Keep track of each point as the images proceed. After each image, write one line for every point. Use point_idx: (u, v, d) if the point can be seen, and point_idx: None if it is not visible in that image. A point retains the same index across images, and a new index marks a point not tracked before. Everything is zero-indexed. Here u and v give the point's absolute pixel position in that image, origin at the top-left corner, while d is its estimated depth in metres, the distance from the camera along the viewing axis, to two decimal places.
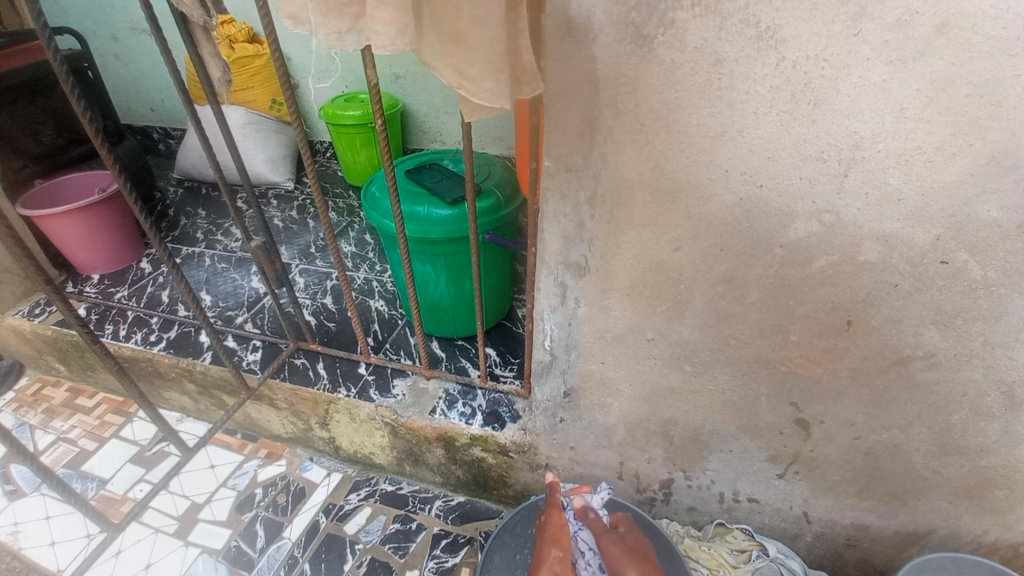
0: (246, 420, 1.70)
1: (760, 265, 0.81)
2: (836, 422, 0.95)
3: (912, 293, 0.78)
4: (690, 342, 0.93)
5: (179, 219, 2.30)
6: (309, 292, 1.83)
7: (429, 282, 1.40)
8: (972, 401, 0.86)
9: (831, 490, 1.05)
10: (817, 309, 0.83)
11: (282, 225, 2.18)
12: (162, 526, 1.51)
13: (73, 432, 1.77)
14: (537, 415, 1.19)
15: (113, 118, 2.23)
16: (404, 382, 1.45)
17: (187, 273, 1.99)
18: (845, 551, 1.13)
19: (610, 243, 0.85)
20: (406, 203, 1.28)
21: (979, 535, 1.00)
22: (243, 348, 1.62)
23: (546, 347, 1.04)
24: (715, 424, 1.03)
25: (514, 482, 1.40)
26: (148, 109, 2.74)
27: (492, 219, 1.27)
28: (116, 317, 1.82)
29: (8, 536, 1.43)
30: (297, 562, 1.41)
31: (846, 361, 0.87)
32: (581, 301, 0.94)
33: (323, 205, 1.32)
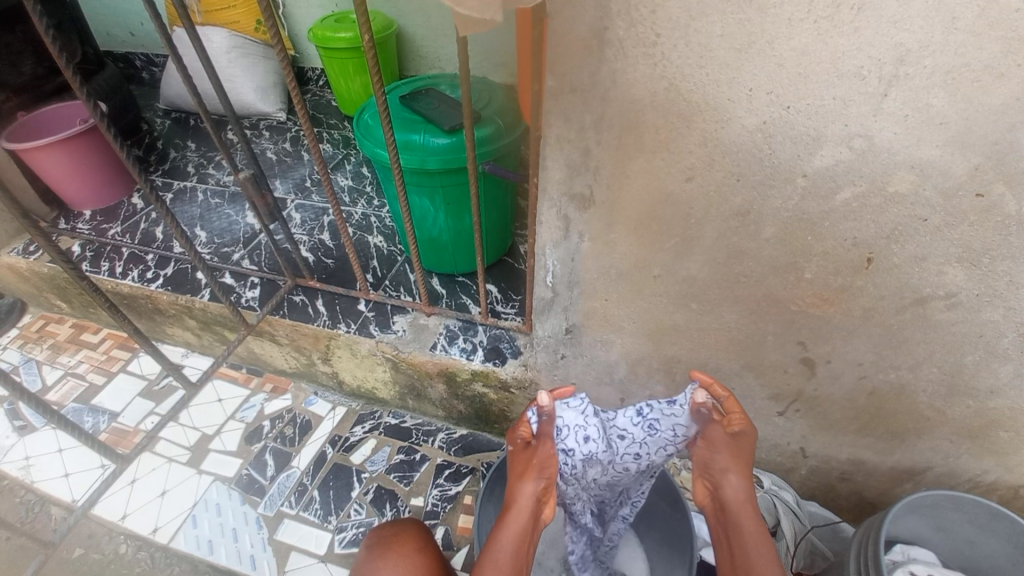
0: (250, 355, 1.70)
1: (778, 197, 0.76)
2: (844, 361, 0.93)
3: (941, 228, 0.73)
4: (698, 279, 0.89)
5: (168, 152, 2.21)
6: (306, 228, 1.78)
7: (427, 216, 1.35)
8: (989, 342, 0.83)
9: (831, 427, 1.05)
10: (835, 245, 0.79)
11: (276, 158, 2.10)
12: (175, 456, 1.56)
13: (81, 367, 1.79)
14: (538, 352, 1.18)
15: (92, 45, 2.08)
16: (404, 319, 1.43)
17: (180, 208, 1.94)
18: (839, 484, 1.16)
19: (617, 173, 0.79)
20: (400, 131, 1.21)
21: (975, 471, 1.01)
22: (241, 285, 1.60)
23: (548, 284, 1.01)
24: (720, 362, 1.01)
25: (516, 416, 1.42)
26: (129, 34, 2.57)
27: (491, 148, 1.20)
28: (111, 254, 1.79)
29: (21, 471, 1.50)
30: (307, 489, 1.46)
31: (861, 300, 0.84)
32: (585, 236, 0.90)
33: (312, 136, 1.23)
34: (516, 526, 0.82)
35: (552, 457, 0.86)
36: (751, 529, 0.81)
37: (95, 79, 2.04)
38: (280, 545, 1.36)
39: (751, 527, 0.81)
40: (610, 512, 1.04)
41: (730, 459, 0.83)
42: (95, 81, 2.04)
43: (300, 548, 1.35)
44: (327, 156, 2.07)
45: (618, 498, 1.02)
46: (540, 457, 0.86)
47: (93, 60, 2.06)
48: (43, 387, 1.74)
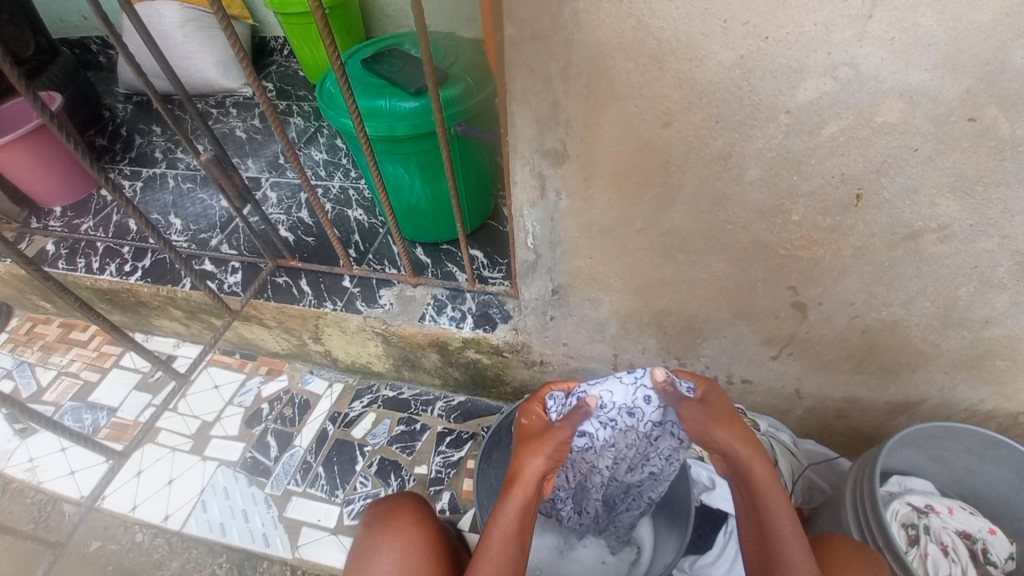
0: (241, 340, 1.68)
1: (761, 137, 0.72)
2: (836, 302, 0.91)
3: (933, 157, 0.70)
4: (682, 229, 0.86)
5: (133, 138, 2.11)
6: (283, 206, 1.73)
7: (403, 185, 1.31)
8: (983, 273, 0.81)
9: (824, 368, 1.04)
10: (823, 183, 0.75)
11: (245, 136, 2.01)
12: (178, 445, 1.56)
13: (74, 366, 1.77)
14: (527, 315, 1.16)
15: (44, 34, 1.97)
16: (391, 292, 1.40)
17: (151, 196, 1.87)
18: (834, 421, 1.16)
19: (591, 124, 0.75)
20: (365, 98, 1.15)
21: (970, 400, 1.02)
22: (222, 271, 1.55)
23: (529, 246, 0.98)
24: (710, 312, 1.00)
25: (512, 380, 1.41)
26: (81, 17, 2.41)
27: (461, 109, 1.14)
28: (86, 249, 1.73)
29: (26, 473, 1.51)
30: (312, 466, 1.47)
31: (851, 239, 0.81)
32: (563, 193, 0.86)
33: (275, 117, 1.15)
34: (522, 501, 0.81)
35: (564, 441, 0.85)
36: (758, 469, 0.81)
37: (49, 70, 1.93)
38: (291, 521, 1.38)
39: (763, 472, 0.80)
40: (619, 507, 1.07)
41: (707, 418, 0.84)
42: (49, 72, 1.93)
43: (310, 523, 1.37)
44: (298, 130, 1.99)
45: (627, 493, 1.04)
46: (547, 437, 0.86)
47: (46, 49, 1.95)
48: (38, 388, 1.72)
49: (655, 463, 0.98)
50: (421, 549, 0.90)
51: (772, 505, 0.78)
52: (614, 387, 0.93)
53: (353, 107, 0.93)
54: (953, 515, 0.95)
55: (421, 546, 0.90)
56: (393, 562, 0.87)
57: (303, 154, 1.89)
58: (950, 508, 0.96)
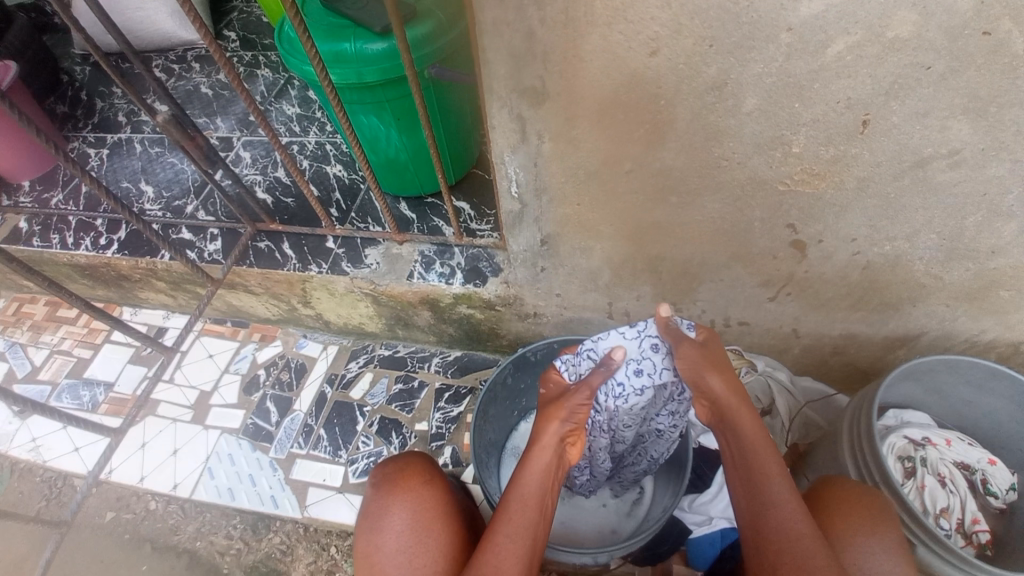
0: (230, 308, 1.65)
1: (760, 61, 0.65)
2: (837, 239, 0.88)
3: (946, 76, 0.64)
4: (675, 168, 0.81)
5: (93, 101, 1.98)
6: (257, 166, 1.64)
7: (379, 136, 1.24)
8: (992, 200, 0.77)
9: (823, 306, 1.02)
10: (827, 110, 0.70)
11: (211, 93, 1.89)
12: (179, 416, 1.55)
13: (65, 344, 1.74)
14: (517, 267, 1.12)
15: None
16: (377, 251, 1.36)
17: (118, 163, 1.78)
18: (832, 358, 1.15)
19: (571, 56, 0.68)
20: (328, 41, 1.05)
21: (971, 331, 1.00)
22: (200, 238, 1.50)
23: (513, 195, 0.93)
24: (706, 255, 0.96)
25: (507, 333, 1.38)
26: None
27: (432, 49, 1.05)
28: (59, 224, 1.66)
29: (30, 453, 1.51)
30: (313, 429, 1.47)
31: (855, 170, 0.76)
32: (545, 136, 0.80)
33: (229, 69, 0.98)
34: (541, 468, 0.81)
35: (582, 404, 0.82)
36: (744, 422, 0.80)
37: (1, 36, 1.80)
38: (297, 483, 1.40)
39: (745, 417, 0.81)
40: (629, 463, 1.04)
41: (704, 360, 0.81)
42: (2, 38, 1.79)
43: (316, 484, 1.39)
44: (267, 83, 1.87)
45: (640, 452, 1.01)
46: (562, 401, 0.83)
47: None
48: (33, 368, 1.70)
49: (663, 420, 0.94)
50: (434, 510, 0.87)
51: (756, 451, 0.79)
52: (617, 344, 0.87)
53: (314, 54, 0.85)
54: (951, 447, 0.95)
55: (433, 506, 0.87)
56: (406, 524, 0.84)
57: (274, 109, 1.78)
58: (948, 441, 0.96)
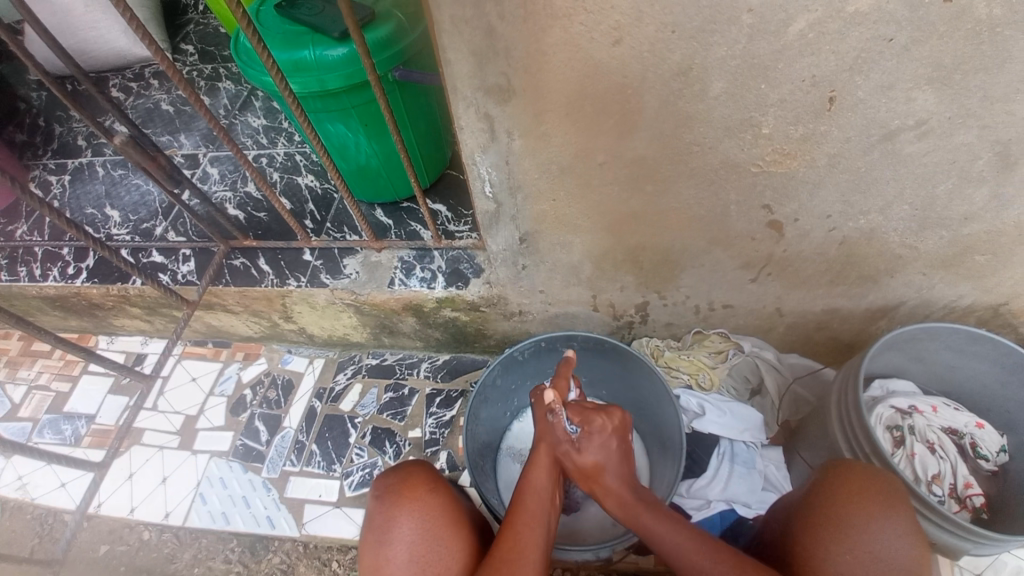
0: (210, 329, 1.61)
1: (724, 44, 0.65)
2: (813, 216, 0.88)
3: (908, 48, 0.64)
4: (647, 158, 0.80)
5: (51, 126, 1.91)
6: (226, 182, 1.61)
7: (348, 143, 1.22)
8: (961, 168, 0.78)
9: (804, 284, 1.02)
10: (794, 89, 0.70)
11: (173, 110, 1.84)
12: (166, 443, 1.51)
13: (42, 378, 1.69)
14: (498, 267, 1.11)
15: None
16: (355, 260, 1.33)
17: (81, 189, 1.72)
18: (816, 334, 1.16)
19: (534, 50, 0.67)
20: (287, 50, 1.03)
21: (948, 297, 1.01)
22: (173, 260, 1.45)
23: (488, 195, 0.92)
24: (686, 242, 0.96)
25: (493, 333, 1.37)
26: None
27: (395, 51, 1.03)
28: (25, 256, 1.59)
29: (18, 492, 1.46)
30: (305, 445, 1.45)
31: (826, 146, 0.77)
32: (514, 133, 0.79)
33: (195, 97, 0.98)
34: (538, 491, 0.86)
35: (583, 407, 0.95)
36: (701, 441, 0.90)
37: None
38: (293, 501, 1.37)
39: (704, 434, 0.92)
40: None
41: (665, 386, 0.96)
42: None
43: (312, 500, 1.36)
44: (229, 96, 1.83)
45: None
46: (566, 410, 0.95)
47: None
48: (10, 406, 1.65)
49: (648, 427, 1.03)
50: (443, 517, 0.85)
51: None
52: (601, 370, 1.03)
53: (272, 64, 0.82)
54: (937, 413, 0.97)
55: (442, 514, 0.85)
56: (416, 533, 0.82)
57: (239, 123, 1.74)
58: (934, 407, 0.98)
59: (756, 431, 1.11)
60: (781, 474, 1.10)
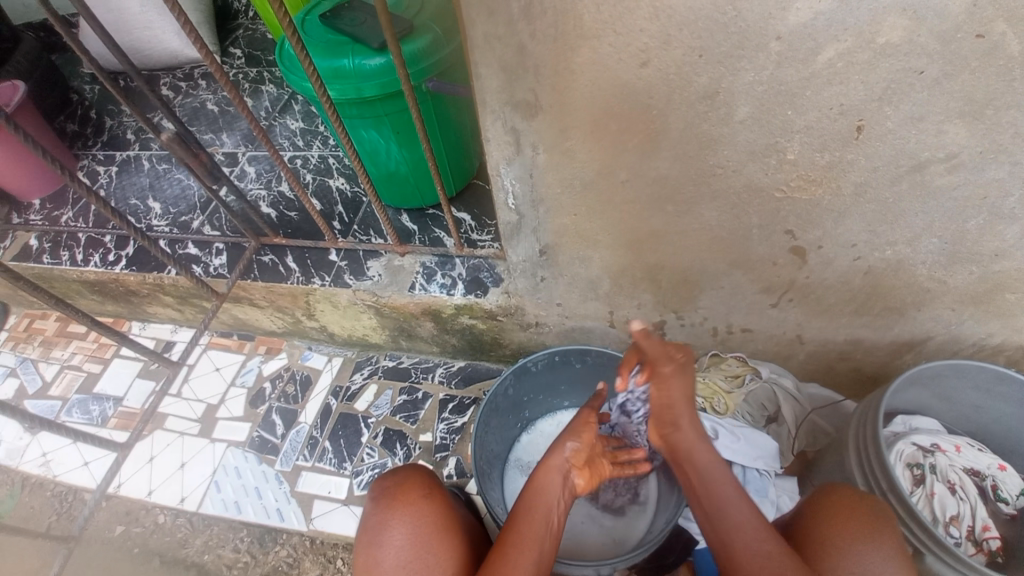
0: (236, 321, 1.66)
1: (750, 70, 0.66)
2: (836, 245, 0.87)
3: (940, 80, 0.64)
4: (670, 177, 0.81)
5: (103, 120, 2.01)
6: (262, 181, 1.66)
7: (379, 149, 1.26)
8: (994, 203, 0.76)
9: (826, 312, 1.01)
10: (820, 117, 0.69)
11: (217, 109, 1.92)
12: (186, 429, 1.56)
13: (75, 359, 1.76)
14: (516, 278, 1.12)
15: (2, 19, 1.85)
16: (379, 263, 1.36)
17: (126, 181, 1.80)
18: (838, 364, 1.14)
19: (562, 68, 0.69)
20: (327, 58, 1.07)
21: (979, 335, 0.98)
22: (206, 253, 1.51)
23: (510, 207, 0.94)
24: (706, 263, 0.96)
25: (509, 343, 1.38)
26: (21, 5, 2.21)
27: (430, 63, 1.06)
28: (69, 241, 1.67)
29: (41, 468, 1.52)
30: (318, 441, 1.48)
31: (851, 175, 0.76)
32: (539, 148, 0.81)
33: (239, 98, 1.02)
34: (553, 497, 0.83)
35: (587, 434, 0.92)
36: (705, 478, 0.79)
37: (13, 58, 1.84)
38: (302, 495, 1.40)
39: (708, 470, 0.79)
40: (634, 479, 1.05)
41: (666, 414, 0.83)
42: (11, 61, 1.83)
43: (321, 496, 1.39)
44: (271, 98, 1.90)
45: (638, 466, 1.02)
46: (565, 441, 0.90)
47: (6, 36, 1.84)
48: (44, 384, 1.72)
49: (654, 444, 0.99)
50: (437, 524, 0.85)
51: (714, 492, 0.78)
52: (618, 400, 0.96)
53: (312, 71, 0.86)
54: (960, 453, 0.94)
55: (435, 520, 0.86)
56: (406, 537, 0.83)
57: (278, 125, 1.80)
58: (957, 446, 0.95)
59: (771, 459, 1.08)
60: (794, 505, 1.07)
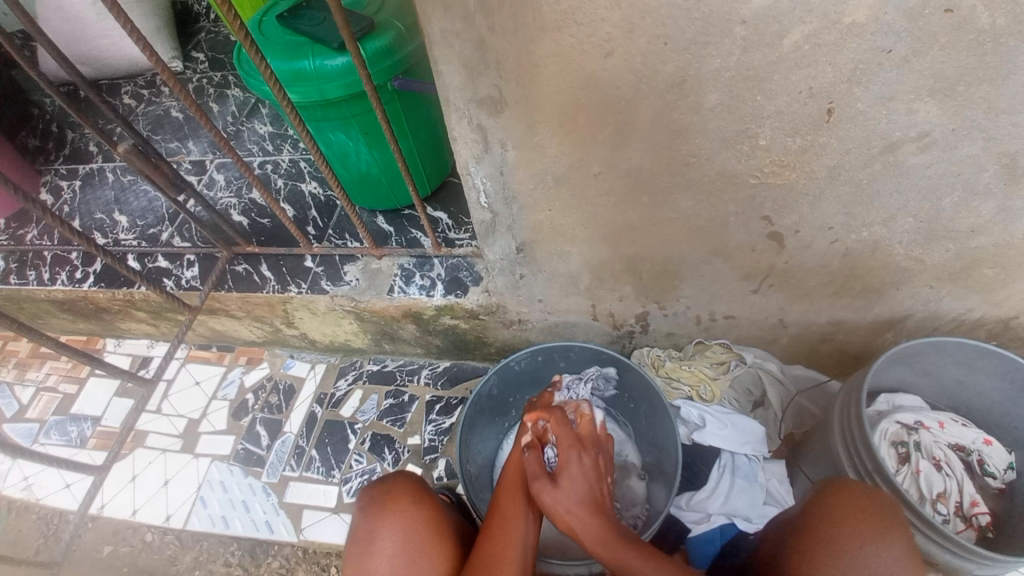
0: (214, 333, 1.62)
1: (717, 56, 0.64)
2: (813, 228, 0.86)
3: (909, 58, 0.63)
4: (643, 169, 0.80)
5: (65, 132, 1.93)
6: (231, 189, 1.62)
7: (349, 151, 1.23)
8: (967, 180, 0.76)
9: (807, 295, 1.01)
10: (791, 101, 0.68)
11: (181, 116, 1.86)
12: (169, 446, 1.52)
13: (51, 380, 1.70)
14: (495, 276, 1.10)
15: None
16: (356, 267, 1.33)
17: (91, 194, 1.74)
18: (821, 346, 1.14)
19: (525, 62, 0.66)
20: (286, 60, 1.04)
21: (957, 311, 0.99)
22: (177, 265, 1.47)
23: (483, 205, 0.92)
24: (684, 252, 0.95)
25: (493, 341, 1.36)
26: None
27: (395, 60, 1.03)
28: (35, 259, 1.61)
29: (23, 492, 1.48)
30: (305, 450, 1.45)
31: (825, 158, 0.75)
32: (508, 144, 0.79)
33: (202, 114, 0.98)
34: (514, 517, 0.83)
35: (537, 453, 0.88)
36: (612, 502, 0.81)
37: None
38: (292, 506, 1.37)
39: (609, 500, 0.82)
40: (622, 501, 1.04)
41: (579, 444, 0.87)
42: None
43: (311, 506, 1.36)
44: (237, 102, 1.84)
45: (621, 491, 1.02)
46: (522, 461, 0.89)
47: None
48: (19, 407, 1.67)
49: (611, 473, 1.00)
50: (426, 531, 0.84)
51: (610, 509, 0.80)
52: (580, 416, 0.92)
53: (270, 75, 0.82)
54: (944, 429, 0.95)
55: (425, 527, 0.84)
56: (397, 546, 0.81)
57: (246, 129, 1.75)
58: (941, 423, 0.95)
59: (758, 444, 1.09)
60: (783, 488, 1.07)
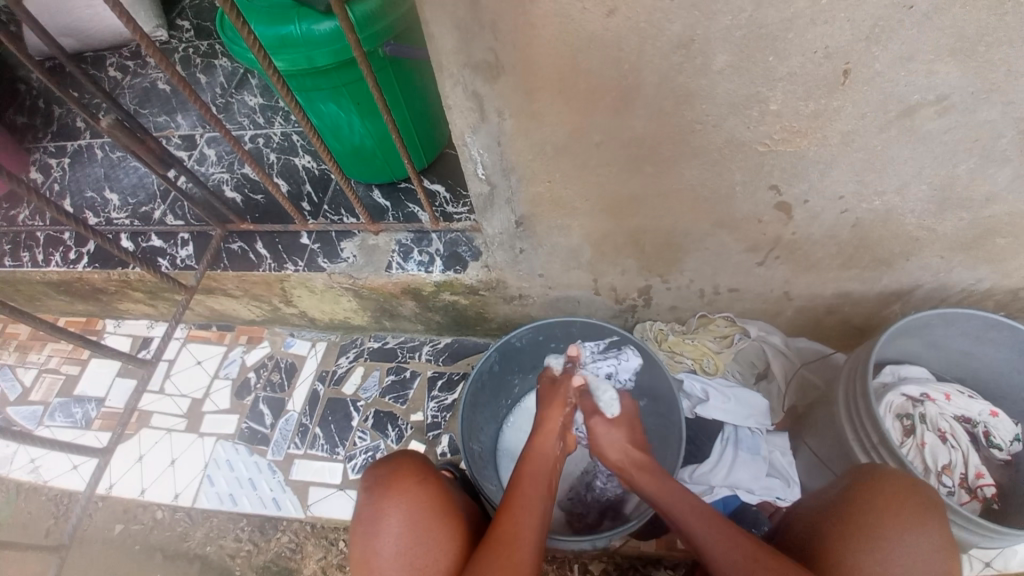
0: (213, 313, 1.61)
1: (727, 13, 0.60)
2: (823, 198, 0.84)
3: (931, 15, 0.59)
4: (647, 138, 0.76)
5: (52, 109, 1.88)
6: (223, 164, 1.58)
7: (341, 123, 1.19)
8: (985, 146, 0.73)
9: (814, 267, 0.98)
10: (804, 62, 0.65)
11: (169, 90, 1.80)
12: (173, 426, 1.52)
13: (52, 362, 1.70)
14: (495, 251, 1.08)
15: None
16: (353, 243, 1.31)
17: (81, 173, 1.70)
18: (826, 318, 1.12)
19: (522, 24, 0.63)
20: (270, 25, 0.98)
21: (967, 281, 0.97)
22: (172, 245, 1.44)
23: (481, 177, 0.88)
24: (689, 224, 0.92)
25: (494, 316, 1.34)
26: None
27: (385, 25, 0.99)
28: (28, 241, 1.59)
29: (30, 474, 1.48)
30: (308, 428, 1.45)
31: (839, 123, 0.72)
32: (505, 113, 0.75)
33: (188, 88, 0.94)
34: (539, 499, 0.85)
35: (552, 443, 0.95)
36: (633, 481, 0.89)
37: None
38: (297, 483, 1.38)
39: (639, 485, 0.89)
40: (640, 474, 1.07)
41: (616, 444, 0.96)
42: None
43: (317, 482, 1.37)
44: (225, 74, 1.78)
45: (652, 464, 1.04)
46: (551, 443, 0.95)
47: None
48: (23, 390, 1.67)
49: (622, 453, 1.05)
50: (431, 511, 0.84)
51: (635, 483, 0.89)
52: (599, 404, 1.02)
53: (254, 42, 0.78)
54: (951, 401, 0.93)
55: (431, 506, 0.84)
56: (403, 525, 0.81)
57: (236, 102, 1.70)
58: (948, 394, 0.94)
59: (760, 416, 1.09)
60: (786, 459, 1.07)
